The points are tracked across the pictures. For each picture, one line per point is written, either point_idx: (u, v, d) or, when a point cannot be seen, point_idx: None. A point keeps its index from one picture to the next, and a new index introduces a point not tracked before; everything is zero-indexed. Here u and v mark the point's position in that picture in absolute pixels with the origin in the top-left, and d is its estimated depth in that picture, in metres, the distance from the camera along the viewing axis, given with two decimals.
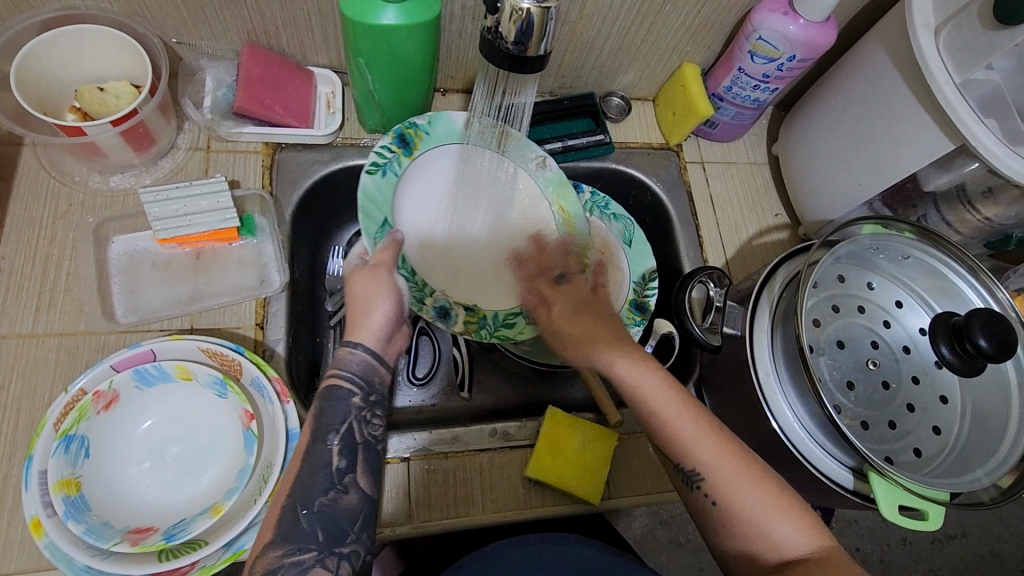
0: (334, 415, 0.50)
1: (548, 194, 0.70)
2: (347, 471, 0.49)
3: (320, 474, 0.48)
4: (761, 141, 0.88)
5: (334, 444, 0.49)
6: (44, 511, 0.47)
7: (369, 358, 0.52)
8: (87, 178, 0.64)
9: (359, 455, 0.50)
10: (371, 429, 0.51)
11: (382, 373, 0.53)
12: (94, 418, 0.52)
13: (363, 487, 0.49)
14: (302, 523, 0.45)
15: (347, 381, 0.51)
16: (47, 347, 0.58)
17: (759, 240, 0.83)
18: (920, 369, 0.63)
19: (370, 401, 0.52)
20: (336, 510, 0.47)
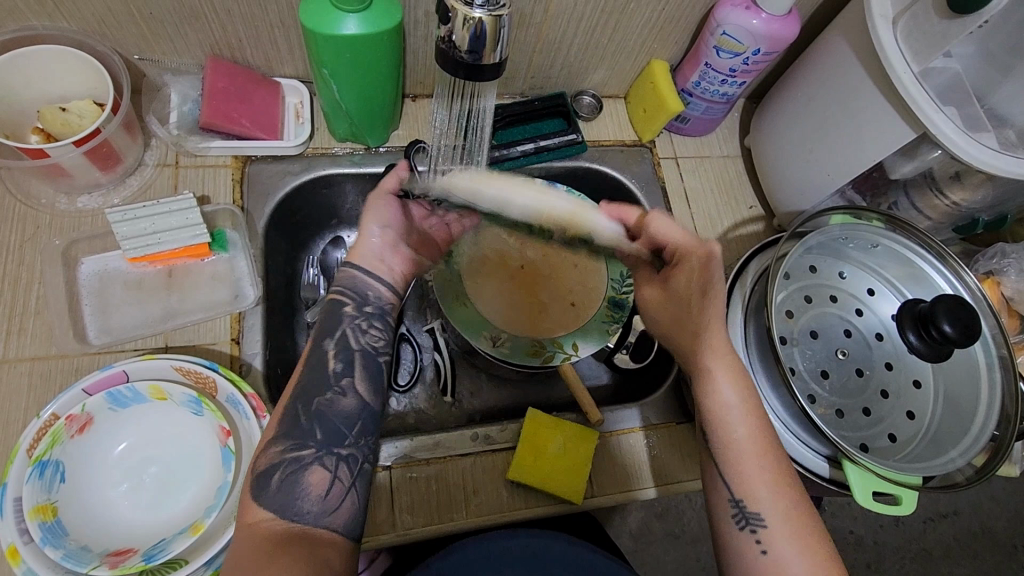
0: (330, 323, 0.58)
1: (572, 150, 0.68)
2: (343, 374, 0.55)
3: (321, 376, 0.54)
4: (733, 133, 0.88)
5: (329, 347, 0.56)
6: (21, 539, 0.47)
7: (369, 277, 0.61)
8: (54, 200, 0.64)
9: (358, 362, 0.56)
10: (368, 338, 0.58)
11: (381, 290, 0.61)
12: (69, 442, 0.52)
13: (361, 393, 0.55)
14: (301, 421, 0.52)
15: (344, 294, 0.59)
16: (19, 372, 0.57)
17: (735, 233, 0.83)
18: (892, 356, 0.64)
19: (364, 310, 0.59)
20: (333, 410, 0.53)
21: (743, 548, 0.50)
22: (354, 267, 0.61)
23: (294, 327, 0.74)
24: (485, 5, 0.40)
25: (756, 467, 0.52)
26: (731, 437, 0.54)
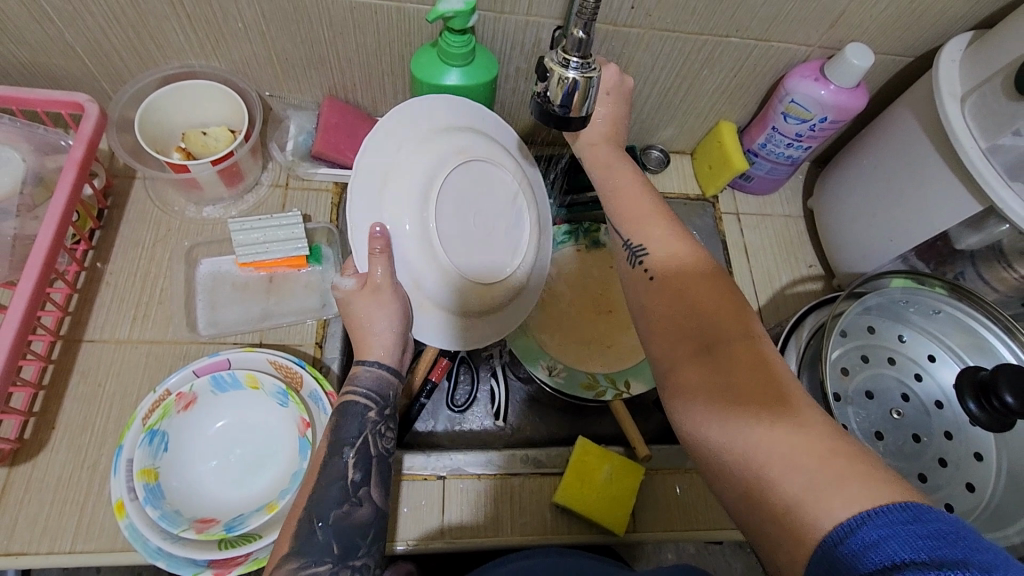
0: (349, 429, 0.55)
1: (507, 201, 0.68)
2: (361, 485, 0.53)
3: (336, 486, 0.52)
4: (797, 194, 0.91)
5: (349, 457, 0.54)
6: (128, 495, 0.54)
7: (383, 374, 0.59)
8: (184, 208, 0.74)
9: (373, 468, 0.55)
10: (384, 442, 0.56)
11: (396, 387, 0.60)
12: (175, 416, 0.59)
13: (376, 501, 0.54)
14: (317, 534, 0.49)
15: (361, 398, 0.57)
16: (139, 352, 0.66)
17: (793, 289, 0.85)
18: (953, 425, 0.63)
19: (384, 415, 0.58)
20: (349, 523, 0.51)
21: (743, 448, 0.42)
22: (361, 363, 0.58)
23: None
24: (579, 68, 0.46)
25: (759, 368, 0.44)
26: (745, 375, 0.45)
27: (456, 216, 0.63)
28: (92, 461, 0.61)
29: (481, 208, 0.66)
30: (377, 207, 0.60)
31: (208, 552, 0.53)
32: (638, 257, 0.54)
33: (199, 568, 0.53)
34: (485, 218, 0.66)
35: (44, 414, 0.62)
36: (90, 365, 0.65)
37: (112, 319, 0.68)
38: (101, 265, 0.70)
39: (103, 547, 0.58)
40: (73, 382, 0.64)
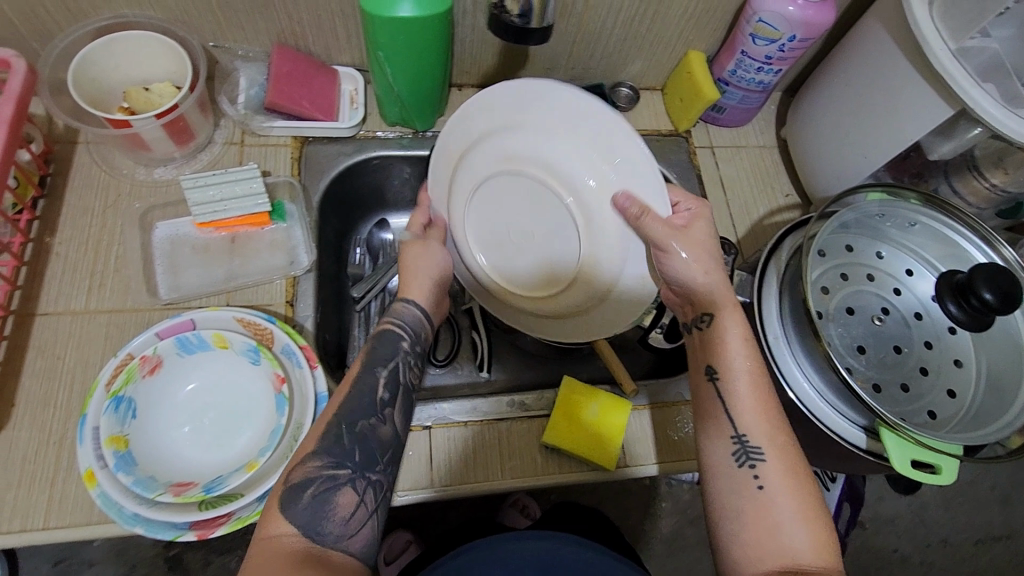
0: (384, 352, 0.56)
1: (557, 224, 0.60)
2: (388, 404, 0.53)
3: (365, 397, 0.52)
4: (769, 125, 0.90)
5: (381, 375, 0.54)
6: (97, 463, 0.52)
7: (420, 314, 0.60)
8: (133, 171, 0.70)
9: (401, 394, 0.54)
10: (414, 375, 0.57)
11: (428, 328, 0.61)
12: (141, 381, 0.56)
13: (397, 423, 0.53)
14: (343, 438, 0.50)
15: (400, 329, 0.58)
16: (98, 322, 0.63)
17: (771, 219, 0.84)
18: (932, 335, 0.63)
19: (417, 350, 0.58)
20: (373, 437, 0.51)
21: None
22: (405, 302, 0.60)
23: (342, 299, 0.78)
24: None
25: (790, 532, 0.45)
26: (767, 501, 0.47)
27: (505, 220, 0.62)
28: (58, 437, 0.58)
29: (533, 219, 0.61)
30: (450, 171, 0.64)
31: (187, 514, 0.51)
32: (750, 458, 0.49)
33: (179, 531, 0.52)
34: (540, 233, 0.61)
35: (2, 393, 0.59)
36: (48, 339, 0.62)
37: (66, 290, 0.64)
38: (49, 236, 0.66)
39: (77, 522, 0.55)
40: (30, 358, 0.61)
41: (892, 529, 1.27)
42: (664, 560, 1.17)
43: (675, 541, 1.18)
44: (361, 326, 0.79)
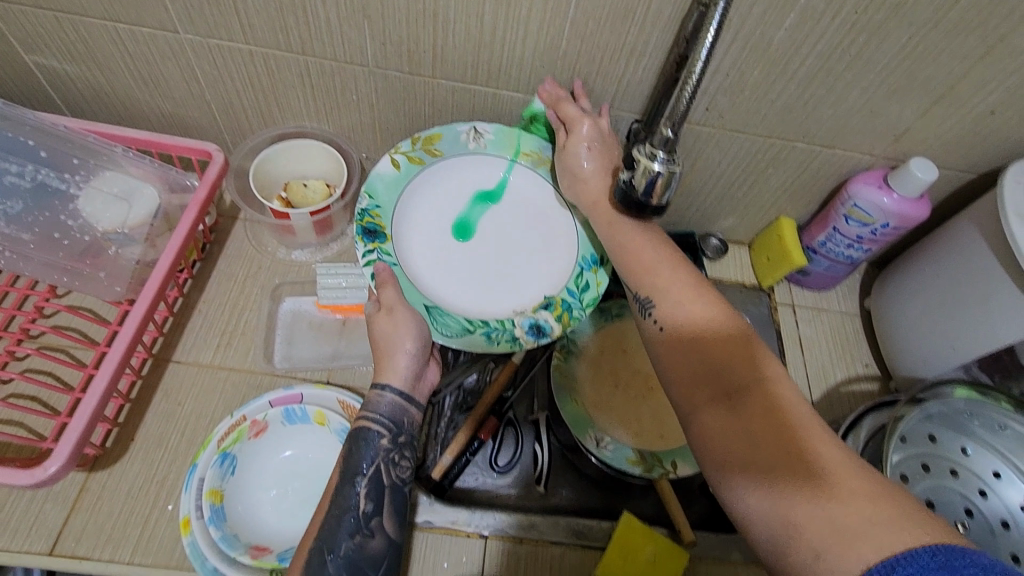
0: (362, 458, 0.57)
1: (502, 151, 0.73)
2: (373, 516, 0.55)
3: (348, 517, 0.54)
4: (853, 294, 0.93)
5: (361, 488, 0.56)
6: (195, 513, 0.57)
7: (397, 399, 0.60)
8: (276, 250, 0.81)
9: (386, 497, 0.57)
10: (397, 471, 0.58)
11: (412, 413, 0.61)
12: (246, 441, 0.62)
13: (387, 532, 0.56)
14: (327, 565, 0.52)
15: (377, 423, 0.59)
16: (218, 377, 0.71)
17: (848, 387, 0.85)
18: (1021, 548, 0.61)
19: (398, 442, 0.59)
20: (361, 555, 0.53)
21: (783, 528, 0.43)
22: (381, 389, 0.60)
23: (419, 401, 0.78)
24: (664, 161, 0.51)
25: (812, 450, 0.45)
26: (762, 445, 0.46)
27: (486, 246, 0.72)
28: (161, 476, 0.64)
29: (526, 199, 0.74)
30: (396, 187, 0.71)
31: None
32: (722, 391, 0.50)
33: None
34: (513, 233, 0.73)
35: (126, 426, 0.67)
36: (173, 384, 0.70)
37: (198, 344, 0.73)
38: (196, 294, 0.77)
39: (158, 562, 0.60)
40: (155, 399, 0.69)
41: None
42: None
43: None
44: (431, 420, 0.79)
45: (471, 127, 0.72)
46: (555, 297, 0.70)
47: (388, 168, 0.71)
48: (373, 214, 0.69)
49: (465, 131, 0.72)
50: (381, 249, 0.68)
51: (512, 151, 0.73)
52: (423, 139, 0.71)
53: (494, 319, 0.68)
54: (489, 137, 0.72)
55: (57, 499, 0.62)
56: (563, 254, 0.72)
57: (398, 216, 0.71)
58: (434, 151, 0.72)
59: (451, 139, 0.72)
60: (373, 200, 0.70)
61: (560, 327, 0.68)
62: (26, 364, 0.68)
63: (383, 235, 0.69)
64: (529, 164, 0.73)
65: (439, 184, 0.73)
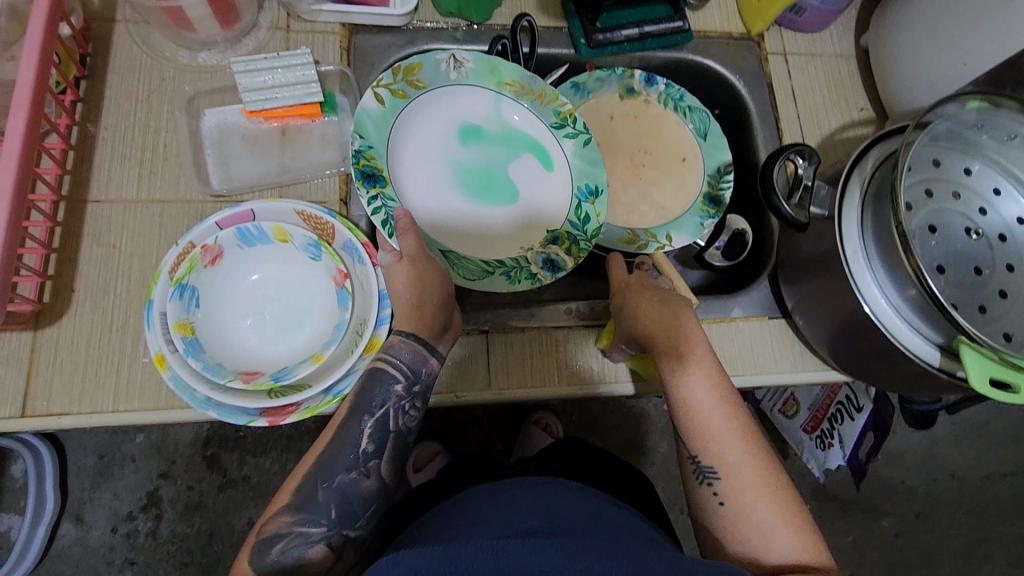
0: (373, 397, 0.50)
1: (484, 80, 0.69)
2: (372, 456, 0.49)
3: (347, 453, 0.48)
4: (849, 32, 0.83)
5: (367, 426, 0.49)
6: (167, 348, 0.52)
7: (419, 349, 0.51)
8: (176, 54, 0.66)
9: (389, 443, 0.50)
10: (406, 419, 0.51)
11: (433, 365, 0.52)
12: (203, 271, 0.55)
13: (384, 475, 0.49)
14: (319, 494, 0.47)
15: (395, 368, 0.51)
16: (151, 212, 0.61)
17: (843, 135, 0.79)
18: (1016, 258, 0.61)
19: (412, 391, 0.51)
20: (353, 492, 0.48)
21: (705, 506, 0.50)
22: (403, 335, 0.51)
23: None
24: None
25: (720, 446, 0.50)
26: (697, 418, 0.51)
27: (478, 180, 0.70)
28: (120, 324, 0.58)
29: (513, 129, 0.71)
30: (383, 123, 0.65)
31: (258, 401, 0.52)
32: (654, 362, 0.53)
33: (250, 416, 0.52)
34: (506, 175, 0.71)
35: (59, 278, 0.58)
36: (100, 227, 0.60)
37: (115, 178, 0.62)
38: (93, 120, 0.63)
39: (145, 406, 0.56)
40: (84, 246, 0.59)
41: (904, 463, 1.31)
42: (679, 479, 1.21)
43: None
44: None
45: (450, 55, 0.67)
46: (560, 230, 0.69)
47: (373, 104, 0.64)
48: (367, 156, 0.62)
49: (445, 58, 0.67)
50: (382, 194, 0.61)
51: (494, 81, 0.69)
52: (405, 70, 0.65)
53: (508, 258, 0.68)
54: (470, 66, 0.68)
55: (10, 364, 0.56)
56: (559, 182, 0.71)
57: (388, 153, 0.65)
58: (417, 83, 0.67)
59: (431, 68, 0.67)
60: (363, 138, 0.63)
61: (573, 258, 0.67)
62: None
63: (381, 179, 0.62)
64: (513, 94, 0.70)
65: (421, 114, 0.68)
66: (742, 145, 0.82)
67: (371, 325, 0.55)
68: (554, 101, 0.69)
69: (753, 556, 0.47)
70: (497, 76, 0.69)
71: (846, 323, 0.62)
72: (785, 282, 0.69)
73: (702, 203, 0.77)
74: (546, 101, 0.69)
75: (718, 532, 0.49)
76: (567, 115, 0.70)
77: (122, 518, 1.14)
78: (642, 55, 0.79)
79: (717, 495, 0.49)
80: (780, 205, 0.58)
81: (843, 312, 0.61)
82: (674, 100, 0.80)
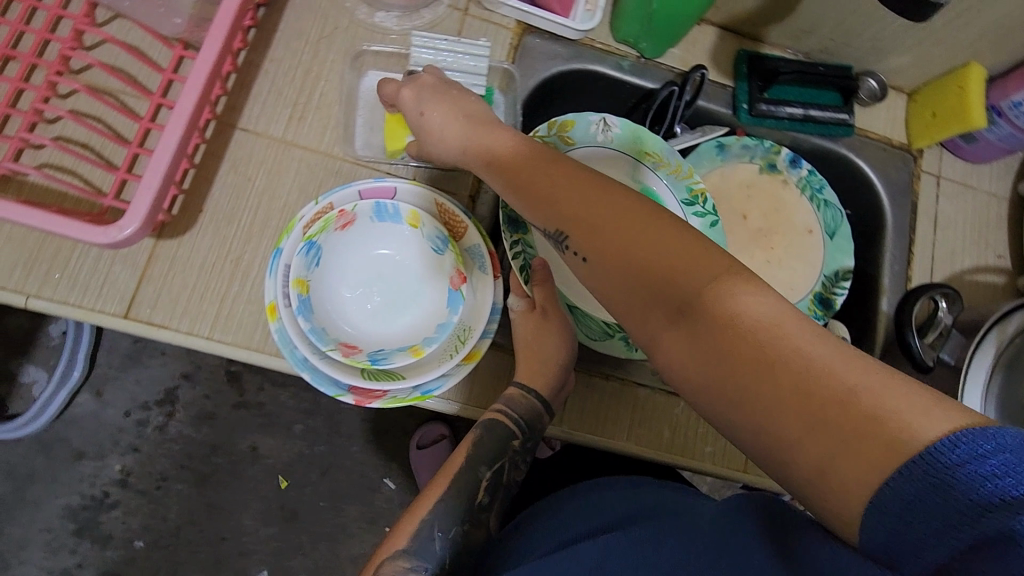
0: (491, 450, 0.54)
1: (628, 149, 0.70)
2: (485, 508, 0.54)
3: (462, 505, 0.53)
4: (1009, 174, 0.80)
5: (483, 478, 0.54)
6: (282, 301, 0.52)
7: (538, 406, 0.55)
8: (355, 7, 0.66)
9: (498, 495, 0.55)
10: (514, 474, 0.56)
11: (546, 421, 0.57)
12: (332, 233, 0.55)
13: (490, 525, 0.55)
14: (435, 543, 0.52)
15: (514, 425, 0.55)
16: (291, 156, 0.62)
17: (972, 277, 0.76)
18: None
19: (525, 446, 0.56)
20: (465, 540, 0.53)
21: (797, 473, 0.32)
22: (525, 391, 0.55)
23: None
24: None
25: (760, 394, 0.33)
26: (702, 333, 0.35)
27: None
28: (235, 255, 0.58)
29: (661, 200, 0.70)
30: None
31: (351, 377, 0.52)
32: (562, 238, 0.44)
33: (339, 390, 0.52)
34: None
35: (191, 195, 0.59)
36: (241, 155, 0.61)
37: (267, 112, 0.62)
38: (261, 47, 0.63)
39: (238, 342, 0.57)
40: (222, 170, 0.60)
41: None
42: None
43: None
44: None
45: (602, 119, 0.69)
46: None
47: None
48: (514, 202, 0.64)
49: (596, 121, 0.69)
50: (523, 240, 0.63)
51: (636, 149, 0.69)
52: (559, 126, 0.68)
53: None
54: (618, 132, 0.69)
55: (127, 262, 0.57)
56: None
57: None
58: (568, 140, 0.69)
59: (583, 127, 0.69)
60: None
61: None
62: (71, 103, 0.58)
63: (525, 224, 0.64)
64: (651, 165, 0.70)
65: None
66: (865, 255, 0.79)
67: (476, 335, 0.55)
68: (688, 178, 0.70)
69: (833, 382, 0.31)
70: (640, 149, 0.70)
71: None
72: None
73: (810, 302, 0.76)
74: (680, 176, 0.70)
75: (771, 463, 0.33)
76: (698, 194, 0.69)
77: (138, 405, 1.16)
78: (795, 136, 0.77)
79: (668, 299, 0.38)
80: (909, 339, 0.56)
81: None
82: (813, 189, 0.78)
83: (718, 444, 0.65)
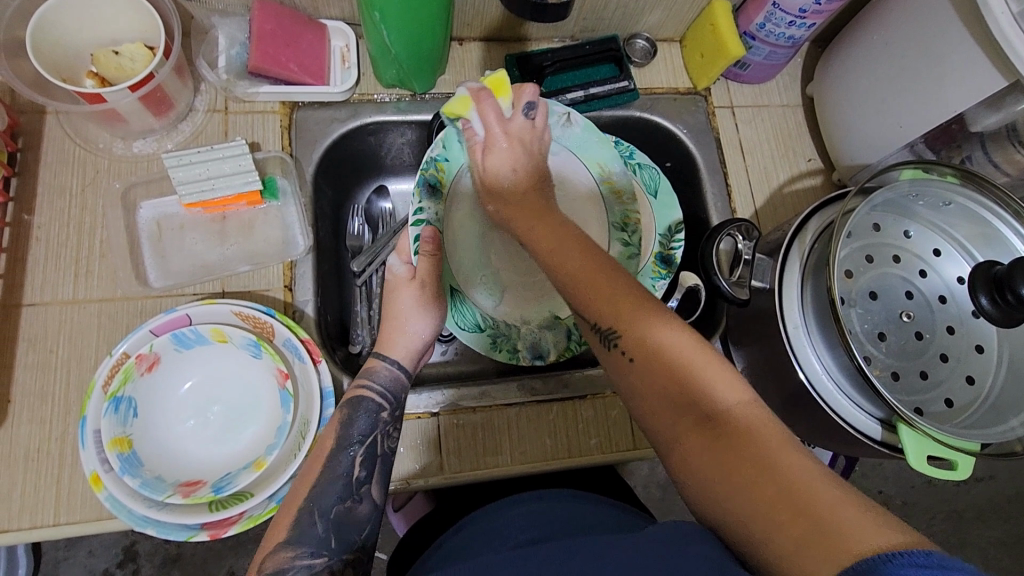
0: (359, 425, 0.53)
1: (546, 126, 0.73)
2: (364, 481, 0.51)
3: (338, 482, 0.50)
4: (796, 81, 0.84)
5: (356, 454, 0.52)
6: (101, 467, 0.51)
7: (397, 372, 0.57)
8: (110, 145, 0.65)
9: (378, 467, 0.53)
10: (391, 442, 0.55)
11: (408, 388, 0.57)
12: (139, 379, 0.54)
13: (376, 499, 0.52)
14: (315, 526, 0.48)
15: (375, 393, 0.55)
16: (88, 313, 0.60)
17: (791, 187, 0.80)
18: (956, 319, 0.60)
19: (396, 416, 0.55)
20: (349, 519, 0.50)
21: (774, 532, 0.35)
22: (382, 359, 0.57)
23: (341, 274, 0.74)
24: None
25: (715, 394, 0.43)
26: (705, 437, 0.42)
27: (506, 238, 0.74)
28: (59, 433, 0.57)
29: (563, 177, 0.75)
30: None
31: (198, 516, 0.51)
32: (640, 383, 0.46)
33: (192, 531, 0.51)
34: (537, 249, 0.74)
35: None
36: (36, 329, 0.59)
37: (51, 279, 0.61)
38: (28, 214, 0.62)
39: (87, 518, 0.55)
40: (20, 351, 0.58)
41: (880, 472, 1.29)
42: (660, 503, 1.21)
43: (670, 487, 1.22)
44: (362, 302, 0.73)
45: (565, 113, 0.73)
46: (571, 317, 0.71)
47: None
48: (438, 167, 0.68)
49: (559, 113, 0.72)
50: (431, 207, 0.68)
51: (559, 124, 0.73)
52: None
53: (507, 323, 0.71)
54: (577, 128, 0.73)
55: None
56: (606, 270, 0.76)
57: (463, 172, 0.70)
58: None
59: (542, 115, 0.72)
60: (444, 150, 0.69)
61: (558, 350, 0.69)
62: None
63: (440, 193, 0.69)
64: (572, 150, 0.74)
65: None
66: (692, 199, 0.82)
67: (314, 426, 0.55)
68: (624, 202, 0.75)
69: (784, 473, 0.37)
70: (539, 115, 0.72)
71: (790, 396, 0.62)
72: (737, 345, 0.70)
73: (653, 263, 0.74)
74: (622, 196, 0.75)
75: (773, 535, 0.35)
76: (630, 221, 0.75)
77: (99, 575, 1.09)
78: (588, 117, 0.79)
79: (625, 354, 0.46)
80: (716, 280, 0.60)
81: (785, 384, 0.62)
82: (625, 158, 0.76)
83: (602, 434, 0.67)
